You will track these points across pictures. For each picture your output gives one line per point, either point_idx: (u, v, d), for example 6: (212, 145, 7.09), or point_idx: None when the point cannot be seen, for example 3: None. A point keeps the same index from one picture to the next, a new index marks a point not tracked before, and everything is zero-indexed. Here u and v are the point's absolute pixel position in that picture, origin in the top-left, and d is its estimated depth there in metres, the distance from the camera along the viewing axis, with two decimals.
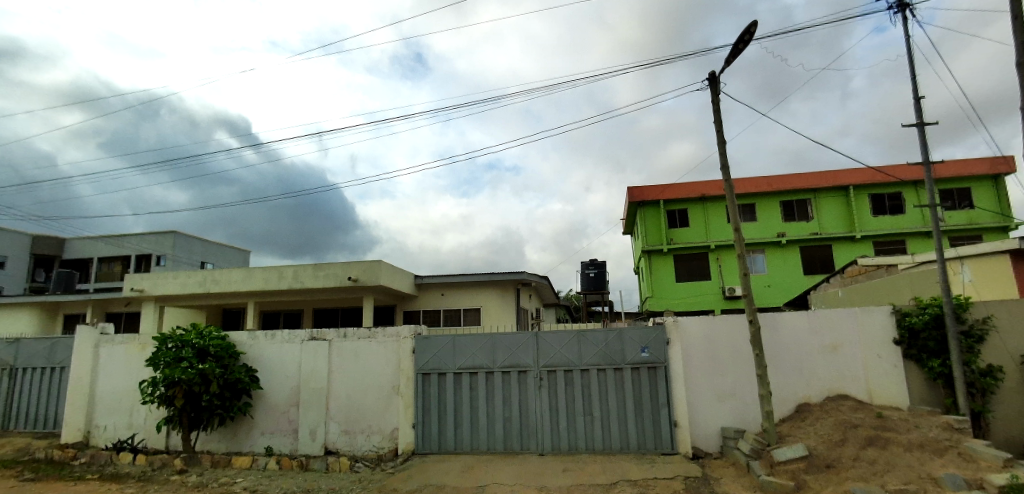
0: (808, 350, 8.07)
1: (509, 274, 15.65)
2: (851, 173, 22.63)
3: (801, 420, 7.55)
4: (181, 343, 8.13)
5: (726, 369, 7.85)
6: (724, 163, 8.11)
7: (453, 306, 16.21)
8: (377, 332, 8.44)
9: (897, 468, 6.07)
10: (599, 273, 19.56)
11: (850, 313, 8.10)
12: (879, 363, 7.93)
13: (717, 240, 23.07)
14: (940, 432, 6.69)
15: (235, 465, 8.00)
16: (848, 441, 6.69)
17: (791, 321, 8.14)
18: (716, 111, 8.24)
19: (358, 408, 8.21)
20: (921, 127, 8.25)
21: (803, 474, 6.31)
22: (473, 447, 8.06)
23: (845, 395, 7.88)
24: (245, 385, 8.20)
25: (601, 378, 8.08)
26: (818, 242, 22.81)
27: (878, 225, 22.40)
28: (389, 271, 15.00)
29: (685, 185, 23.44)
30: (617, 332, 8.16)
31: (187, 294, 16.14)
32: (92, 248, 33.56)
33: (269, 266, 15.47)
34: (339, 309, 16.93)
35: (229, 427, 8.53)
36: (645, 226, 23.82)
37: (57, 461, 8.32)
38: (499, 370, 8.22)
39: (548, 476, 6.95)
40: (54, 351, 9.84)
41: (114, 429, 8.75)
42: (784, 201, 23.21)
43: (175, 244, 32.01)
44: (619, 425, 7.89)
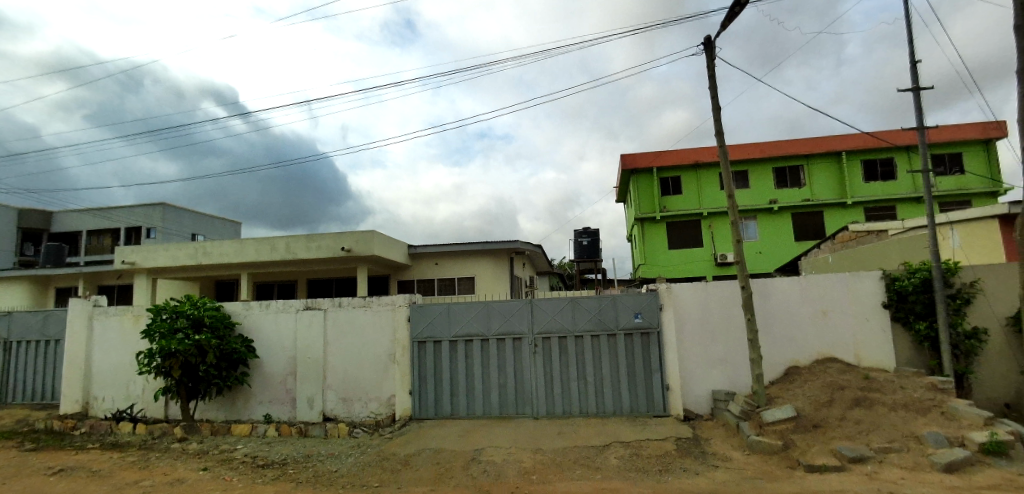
0: (798, 315, 8.19)
1: (503, 243, 15.65)
2: (844, 139, 22.54)
3: (790, 383, 7.72)
4: (175, 314, 8.11)
5: (717, 334, 7.99)
6: (718, 130, 8.01)
7: (446, 275, 16.24)
8: (372, 301, 8.46)
9: (882, 427, 6.29)
10: (592, 242, 19.61)
11: (841, 278, 8.17)
12: (868, 327, 8.07)
13: (710, 208, 23.10)
14: (924, 392, 6.88)
15: (234, 433, 8.11)
16: (836, 401, 6.85)
17: (782, 287, 8.24)
18: (710, 77, 8.09)
19: (354, 377, 8.30)
20: (916, 92, 8.17)
21: (790, 434, 6.50)
22: (469, 413, 8.21)
23: (833, 358, 8.04)
24: (241, 355, 8.24)
25: (595, 344, 8.18)
26: (810, 208, 22.89)
27: (870, 192, 22.49)
28: (382, 241, 14.94)
29: (678, 152, 23.28)
30: (611, 299, 8.22)
31: (179, 266, 16.01)
32: (80, 221, 33.07)
33: (261, 238, 15.35)
34: (332, 280, 16.92)
35: (227, 396, 8.61)
36: (638, 194, 23.76)
37: (57, 432, 8.38)
38: (493, 337, 8.30)
39: (544, 439, 7.11)
40: (47, 325, 9.79)
41: (111, 400, 8.80)
42: (777, 168, 23.17)
43: (165, 217, 31.61)
44: (613, 390, 8.04)
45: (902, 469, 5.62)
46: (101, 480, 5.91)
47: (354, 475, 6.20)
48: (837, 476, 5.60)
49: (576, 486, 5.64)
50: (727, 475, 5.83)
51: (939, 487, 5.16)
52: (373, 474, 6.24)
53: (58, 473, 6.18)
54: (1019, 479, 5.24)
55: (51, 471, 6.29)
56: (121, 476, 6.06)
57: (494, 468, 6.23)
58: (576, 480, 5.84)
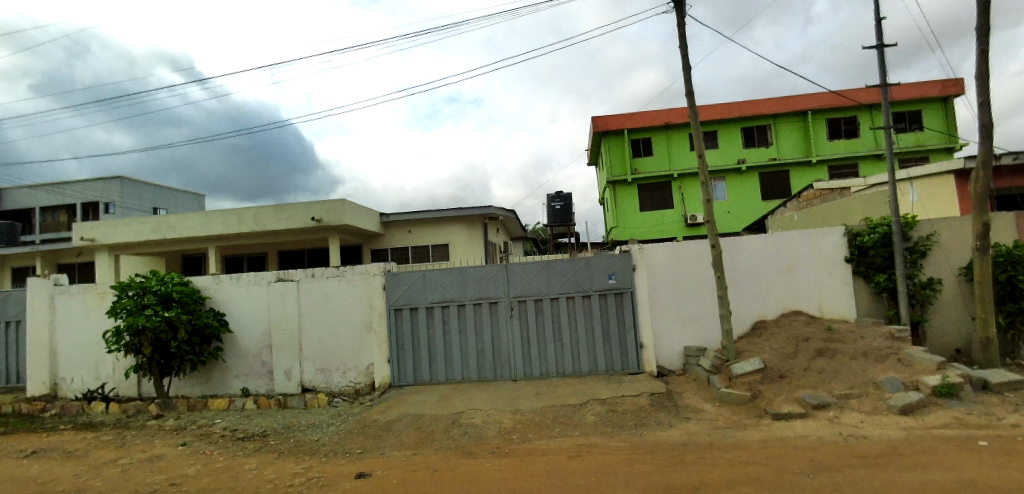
0: (765, 272, 8.44)
1: (476, 209, 15.56)
2: (811, 98, 22.81)
3: (758, 336, 8.02)
4: (142, 291, 7.86)
5: (688, 293, 8.20)
6: (689, 90, 7.98)
7: (420, 243, 16.10)
8: (346, 271, 8.36)
9: (842, 375, 6.64)
10: (565, 206, 19.65)
11: (805, 235, 8.42)
12: (831, 280, 8.38)
13: (681, 169, 23.30)
14: (883, 340, 7.24)
15: (212, 407, 8.05)
16: (800, 353, 7.17)
17: (750, 245, 8.44)
18: (680, 36, 7.98)
19: (331, 347, 8.27)
20: (880, 50, 8.26)
21: (758, 385, 6.81)
22: (448, 378, 8.31)
23: (797, 311, 8.36)
24: (214, 330, 8.10)
25: (571, 306, 8.30)
26: (776, 167, 23.29)
27: (835, 150, 22.98)
28: (353, 210, 14.66)
29: (650, 113, 23.23)
30: (585, 261, 8.31)
31: (142, 242, 15.45)
32: (30, 198, 31.35)
33: (227, 210, 14.89)
34: (304, 252, 16.63)
35: (202, 371, 8.50)
36: (610, 157, 23.76)
37: (26, 415, 8.16)
38: (470, 302, 8.34)
39: (522, 400, 7.28)
40: (5, 306, 9.38)
41: (82, 380, 8.57)
42: (746, 128, 23.39)
43: (123, 191, 30.29)
44: (588, 351, 8.22)
45: (861, 413, 5.98)
46: (77, 460, 5.82)
47: (337, 443, 6.26)
48: (801, 422, 5.93)
49: (556, 443, 5.83)
50: (699, 426, 6.09)
51: (894, 428, 5.52)
52: (356, 441, 6.31)
53: (31, 456, 6.06)
54: (966, 418, 5.64)
55: (22, 454, 6.15)
56: (97, 455, 5.99)
57: (475, 430, 6.37)
58: (555, 437, 6.04)
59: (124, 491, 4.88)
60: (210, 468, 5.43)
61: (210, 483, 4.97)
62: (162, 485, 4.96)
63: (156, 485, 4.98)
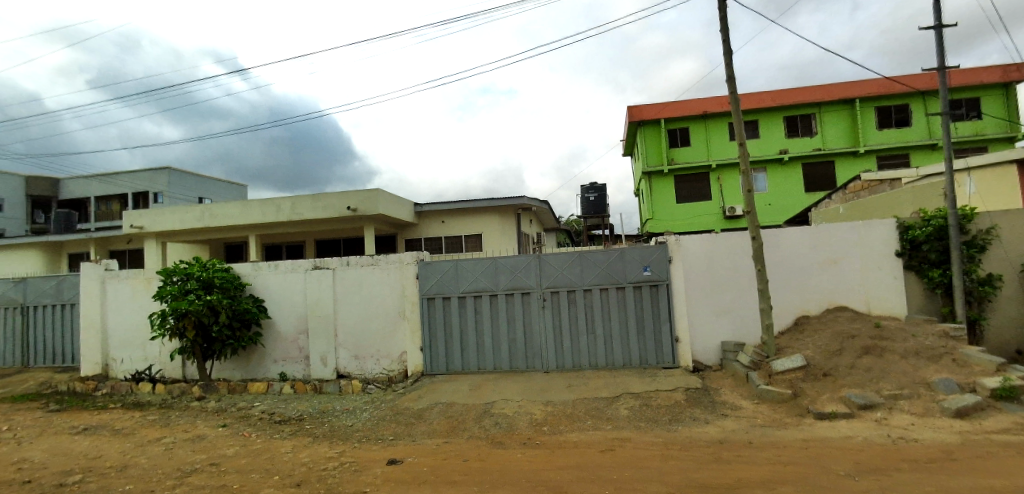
0: (809, 265, 8.08)
1: (508, 199, 15.48)
2: (858, 85, 21.68)
3: (800, 332, 7.69)
4: (185, 276, 8.14)
5: (726, 286, 7.92)
6: (729, 75, 7.64)
7: (453, 233, 16.17)
8: (379, 260, 8.44)
9: (891, 374, 6.28)
10: (599, 197, 19.39)
11: (851, 227, 7.99)
12: (880, 274, 7.94)
13: (719, 159, 22.60)
14: (936, 339, 6.81)
15: (251, 391, 8.29)
16: (846, 351, 6.82)
17: (793, 237, 8.09)
18: (721, 19, 7.64)
19: (365, 334, 8.39)
20: (939, 30, 7.69)
21: (800, 383, 6.53)
22: (480, 368, 8.32)
23: (843, 307, 7.97)
24: (252, 315, 8.31)
25: (604, 298, 8.15)
26: (820, 157, 22.31)
27: (883, 139, 21.82)
28: (387, 200, 14.82)
29: (687, 102, 22.59)
30: (619, 252, 8.13)
31: (187, 230, 16.05)
32: (86, 188, 33.06)
33: (266, 200, 15.29)
34: (340, 241, 16.96)
35: (241, 356, 8.75)
36: (646, 147, 23.24)
37: (79, 393, 8.60)
38: (502, 292, 8.29)
39: (554, 391, 7.20)
40: (61, 289, 9.90)
41: (130, 362, 8.95)
42: (788, 116, 22.43)
43: (170, 181, 31.55)
44: (622, 343, 8.07)
45: (911, 415, 5.65)
46: (124, 438, 6.09)
47: (369, 429, 6.35)
48: (846, 422, 5.64)
49: (587, 436, 5.74)
50: (737, 423, 5.88)
51: (948, 432, 5.19)
52: (388, 428, 6.38)
53: (82, 432, 6.37)
54: None
55: (74, 430, 6.48)
56: (143, 433, 6.25)
57: (506, 421, 6.34)
58: (586, 430, 5.94)
59: (167, 468, 5.07)
60: (247, 449, 5.58)
61: (248, 464, 5.09)
62: (202, 465, 5.12)
63: (196, 465, 5.14)
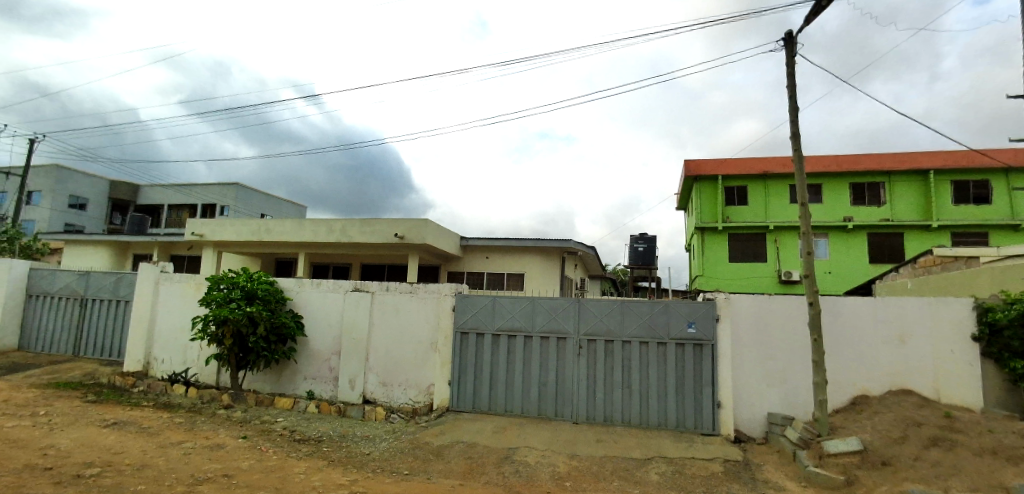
0: (870, 339, 7.46)
1: (554, 241, 15.38)
2: (931, 156, 20.68)
3: (858, 413, 7.01)
4: (231, 285, 8.40)
5: (777, 353, 7.39)
6: (794, 133, 7.39)
7: (496, 269, 16.16)
8: (418, 288, 8.45)
9: (963, 472, 5.51)
10: (649, 248, 19.01)
11: (923, 303, 7.37)
12: (952, 359, 7.19)
13: (777, 221, 21.80)
14: (1017, 438, 5.92)
15: (277, 405, 8.30)
16: (909, 439, 6.11)
17: (855, 308, 7.55)
18: (788, 77, 7.47)
19: (396, 362, 8.31)
20: None
21: (855, 469, 5.87)
22: (506, 410, 8.02)
23: (909, 390, 7.23)
24: (289, 330, 8.43)
25: (643, 351, 7.77)
26: (887, 229, 21.14)
27: (959, 215, 20.52)
28: (434, 230, 15.05)
29: (746, 160, 22.18)
30: (663, 305, 7.80)
31: (242, 242, 16.82)
32: (161, 195, 35.54)
33: (320, 220, 15.86)
34: (385, 266, 17.25)
35: (274, 369, 8.83)
36: (700, 202, 22.80)
37: (118, 388, 8.90)
38: (537, 334, 8.08)
39: (581, 445, 6.81)
40: (119, 286, 10.46)
41: (169, 363, 9.22)
42: (853, 183, 21.52)
43: (237, 196, 33.51)
44: (659, 402, 7.60)
45: None
46: (148, 437, 6.16)
47: (385, 460, 6.16)
48: None
49: None
50: None
51: None
52: (404, 461, 6.19)
53: (111, 426, 6.51)
54: None
55: (105, 423, 6.65)
56: (166, 435, 6.31)
57: (526, 470, 6.00)
58: (611, 492, 5.52)
59: (181, 474, 5.05)
60: (262, 464, 5.51)
61: (259, 481, 5.01)
62: (214, 475, 5.07)
63: (209, 474, 5.10)
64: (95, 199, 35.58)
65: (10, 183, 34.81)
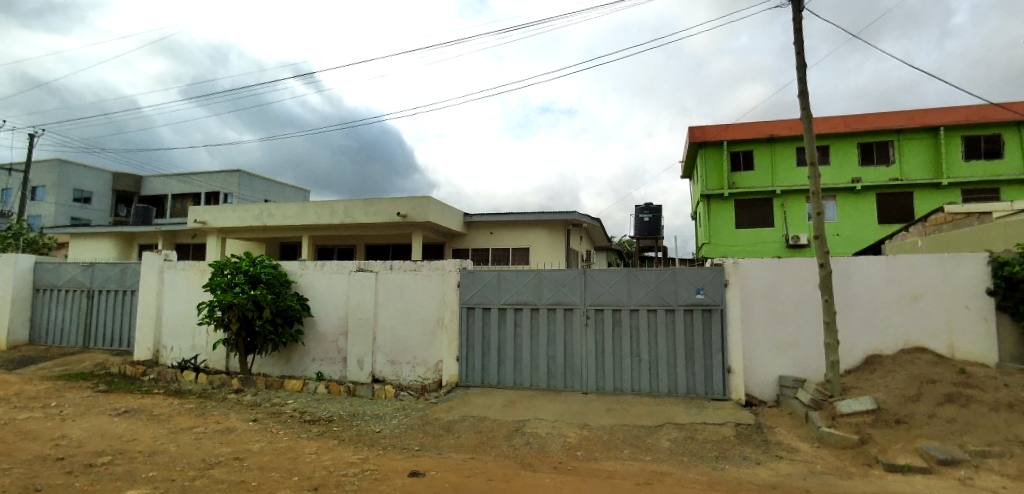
0: (882, 299, 7.32)
1: (559, 214, 15.20)
2: (942, 112, 20.13)
3: (870, 372, 6.93)
4: (235, 270, 8.34)
5: (787, 316, 7.28)
6: (802, 91, 7.12)
7: (500, 245, 16.07)
8: (422, 265, 8.36)
9: (979, 428, 5.43)
10: (654, 218, 18.80)
11: (936, 260, 7.19)
12: (966, 316, 7.06)
13: (784, 186, 21.43)
14: None
15: (287, 388, 8.32)
16: (923, 397, 6.03)
17: (866, 268, 7.40)
18: (795, 32, 7.16)
19: (403, 340, 8.29)
20: None
21: (868, 429, 5.81)
22: (515, 383, 8.02)
23: (922, 349, 7.12)
24: (295, 313, 8.41)
25: (651, 319, 7.69)
26: (897, 189, 20.75)
27: (970, 171, 20.08)
28: (437, 208, 14.91)
29: (751, 124, 21.70)
30: (671, 272, 7.67)
31: (245, 227, 16.76)
32: (164, 185, 35.41)
33: (321, 202, 15.74)
34: (389, 247, 17.21)
35: (282, 352, 8.85)
36: (705, 169, 22.41)
37: (129, 376, 8.96)
38: (544, 306, 8.01)
39: (591, 415, 6.80)
40: (125, 276, 10.46)
41: (178, 350, 9.26)
42: (862, 143, 21.01)
43: (240, 183, 33.35)
44: (668, 369, 7.56)
45: (1003, 477, 4.81)
46: (159, 424, 6.20)
47: (396, 437, 6.17)
48: (922, 478, 4.91)
49: (623, 466, 5.31)
50: (792, 467, 5.28)
51: None
52: (414, 437, 6.20)
53: (122, 414, 6.56)
54: None
55: (116, 411, 6.69)
56: (177, 421, 6.35)
57: (537, 441, 6.00)
58: (623, 460, 5.51)
59: (192, 459, 5.08)
60: (273, 446, 5.53)
61: (272, 462, 5.02)
62: (226, 458, 5.09)
63: (221, 457, 5.12)
64: (99, 191, 35.62)
65: (14, 179, 34.88)
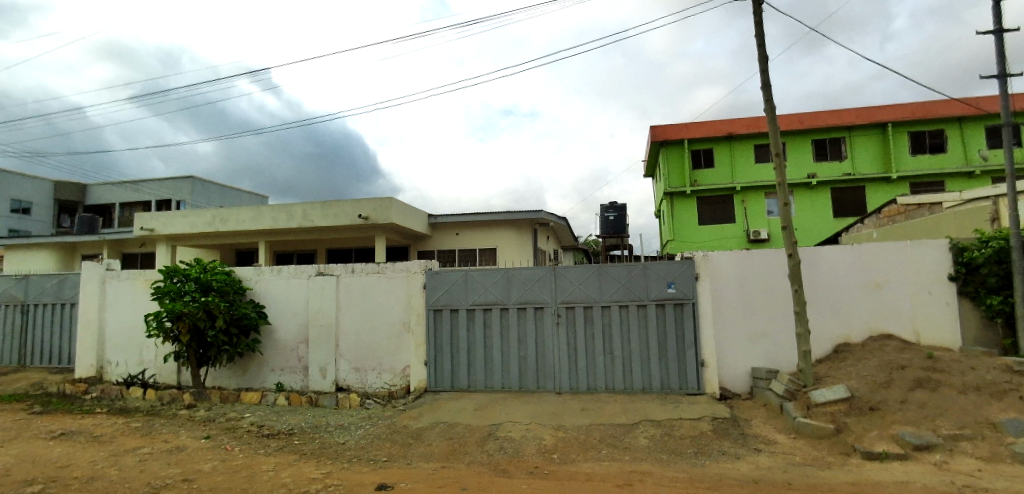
0: (849, 287, 7.39)
1: (525, 213, 15.02)
2: (890, 109, 20.95)
3: (841, 361, 6.96)
4: (184, 278, 7.80)
5: (759, 307, 7.27)
6: (766, 83, 7.12)
7: (467, 246, 15.78)
8: (386, 267, 8.01)
9: (949, 411, 5.48)
10: (619, 217, 18.88)
11: (899, 248, 7.31)
12: (931, 301, 7.18)
13: (744, 182, 21.88)
14: (997, 374, 5.94)
15: (244, 401, 7.83)
16: (895, 383, 6.08)
17: (833, 257, 7.46)
18: (757, 25, 7.17)
19: (368, 346, 7.92)
20: (999, 36, 7.09)
21: (843, 417, 5.80)
22: (487, 386, 7.75)
23: (888, 335, 7.22)
24: (251, 321, 7.93)
25: (623, 316, 7.56)
26: (850, 183, 21.45)
27: (917, 166, 20.91)
28: (400, 208, 14.52)
29: (712, 123, 22.09)
30: (642, 267, 7.55)
31: (199, 234, 15.95)
32: (110, 193, 33.52)
33: (278, 206, 15.10)
34: (352, 250, 16.69)
35: (238, 363, 8.34)
36: (669, 167, 22.67)
37: (69, 396, 8.29)
38: (514, 306, 7.78)
39: (566, 415, 6.60)
40: (63, 288, 9.71)
41: (125, 365, 8.63)
42: (816, 140, 21.64)
43: (194, 190, 31.92)
44: (642, 366, 7.43)
45: (976, 459, 4.85)
46: (100, 446, 5.68)
47: (362, 448, 5.82)
48: (900, 465, 4.89)
49: (602, 467, 5.12)
50: (772, 460, 5.19)
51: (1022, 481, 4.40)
52: (381, 447, 5.86)
53: (57, 438, 5.98)
54: None
55: (50, 435, 6.10)
56: (121, 442, 5.84)
57: (512, 446, 5.75)
58: (602, 460, 5.32)
59: (135, 483, 4.62)
60: (226, 465, 5.10)
61: (222, 483, 4.61)
62: (173, 481, 4.65)
63: (168, 480, 4.68)
64: (39, 201, 33.61)
65: None
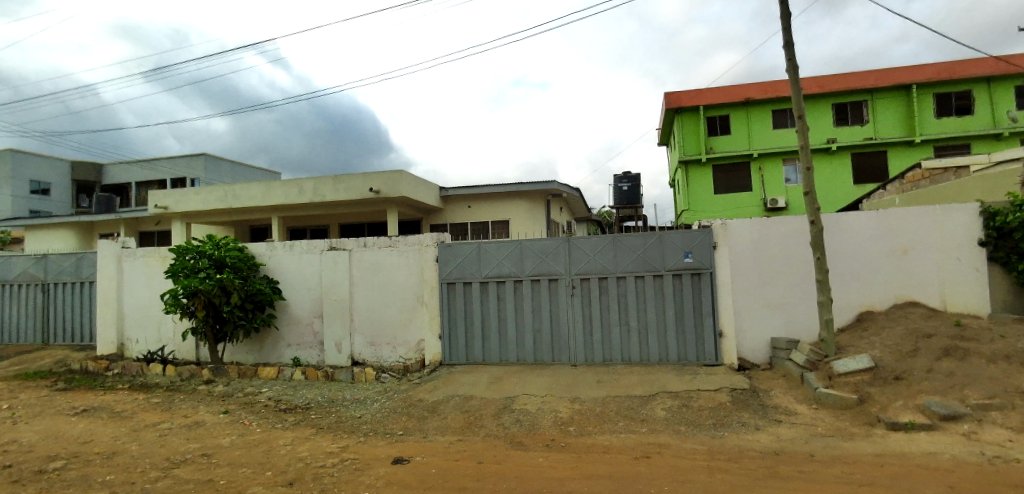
0: (873, 254, 7.12)
1: (537, 184, 14.78)
2: (915, 69, 20.03)
3: (864, 329, 6.77)
4: (198, 254, 7.80)
5: (779, 276, 7.07)
6: (789, 42, 6.73)
7: (478, 219, 15.64)
8: (398, 241, 7.92)
9: (978, 381, 5.30)
10: (633, 188, 18.54)
11: (927, 212, 7.01)
12: (959, 267, 6.91)
13: (761, 148, 21.25)
14: None
15: (261, 376, 7.91)
16: (921, 351, 5.89)
17: (858, 223, 7.16)
18: None
19: (382, 320, 7.91)
20: None
21: (866, 387, 5.66)
22: (502, 359, 7.73)
23: (914, 303, 6.99)
24: (265, 297, 7.94)
25: (639, 286, 7.41)
26: (871, 147, 20.70)
27: (942, 128, 20.07)
28: (411, 182, 14.36)
29: (728, 87, 21.35)
30: (658, 237, 7.34)
31: (212, 211, 16.01)
32: (125, 172, 33.78)
33: (288, 181, 15.04)
34: (365, 225, 16.68)
35: (255, 339, 8.41)
36: (683, 134, 22.08)
37: (92, 372, 8.46)
38: (527, 278, 7.67)
39: (581, 387, 6.55)
40: (81, 267, 9.83)
41: (144, 342, 8.76)
42: (836, 103, 20.82)
43: (206, 167, 31.98)
44: (658, 337, 7.33)
45: (1007, 429, 4.68)
46: (121, 421, 5.77)
47: (378, 422, 5.84)
48: (927, 436, 4.75)
49: (619, 440, 5.06)
50: (793, 431, 5.10)
51: None
52: (397, 421, 5.87)
53: (81, 413, 6.10)
54: None
55: (74, 411, 6.22)
56: (142, 417, 5.93)
57: (527, 419, 5.72)
58: (618, 432, 5.27)
59: (155, 458, 4.68)
60: (244, 439, 5.15)
61: (241, 457, 4.65)
62: (193, 455, 4.71)
63: (188, 454, 4.74)
64: (57, 181, 34.01)
65: None
